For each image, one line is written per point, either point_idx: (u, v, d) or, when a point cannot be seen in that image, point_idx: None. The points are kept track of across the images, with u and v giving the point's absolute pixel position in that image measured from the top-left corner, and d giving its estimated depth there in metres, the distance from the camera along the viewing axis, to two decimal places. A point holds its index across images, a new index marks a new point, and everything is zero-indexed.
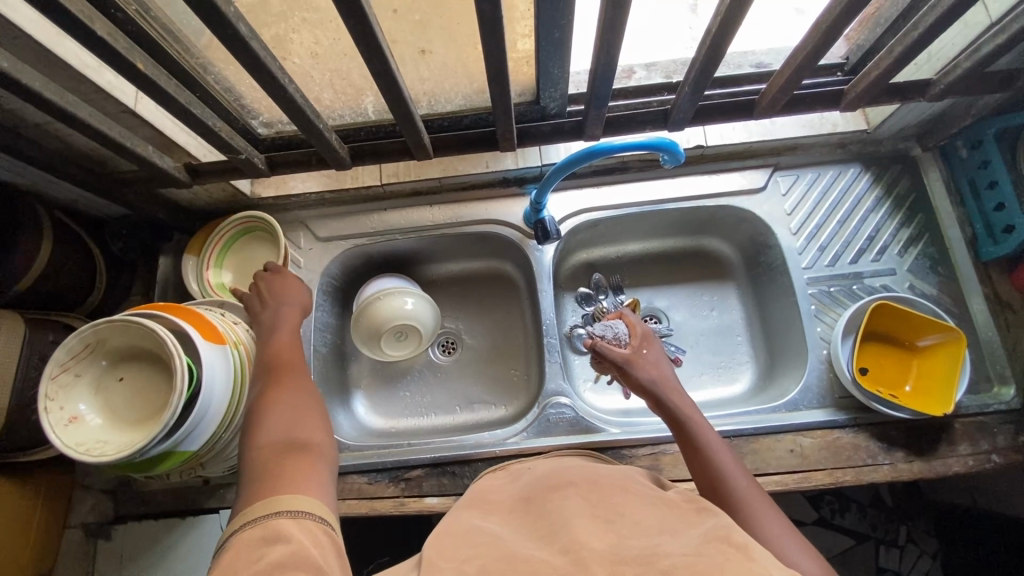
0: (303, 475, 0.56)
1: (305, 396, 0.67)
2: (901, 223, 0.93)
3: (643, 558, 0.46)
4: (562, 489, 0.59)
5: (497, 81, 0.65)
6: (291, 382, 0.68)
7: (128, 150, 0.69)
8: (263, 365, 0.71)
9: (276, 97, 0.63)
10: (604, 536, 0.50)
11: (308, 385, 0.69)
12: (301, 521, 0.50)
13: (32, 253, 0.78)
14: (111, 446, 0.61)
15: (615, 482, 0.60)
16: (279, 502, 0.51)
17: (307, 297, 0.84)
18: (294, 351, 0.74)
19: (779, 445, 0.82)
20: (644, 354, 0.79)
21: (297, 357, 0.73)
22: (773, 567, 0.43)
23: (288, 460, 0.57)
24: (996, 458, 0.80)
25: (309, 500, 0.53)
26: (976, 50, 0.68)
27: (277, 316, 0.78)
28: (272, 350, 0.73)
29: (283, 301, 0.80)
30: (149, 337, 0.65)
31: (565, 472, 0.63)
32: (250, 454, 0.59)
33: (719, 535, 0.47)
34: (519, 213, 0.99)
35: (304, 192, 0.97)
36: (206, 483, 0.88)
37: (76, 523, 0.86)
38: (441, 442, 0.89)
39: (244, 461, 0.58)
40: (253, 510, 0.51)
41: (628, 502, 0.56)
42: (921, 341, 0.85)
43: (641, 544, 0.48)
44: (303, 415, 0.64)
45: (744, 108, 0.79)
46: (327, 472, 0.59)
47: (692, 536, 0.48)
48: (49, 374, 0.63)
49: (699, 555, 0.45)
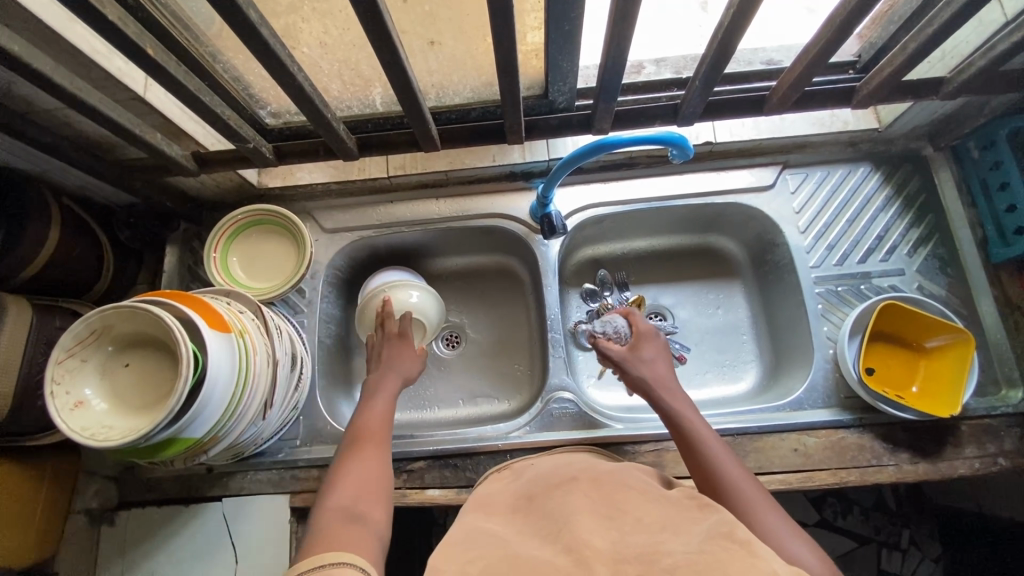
0: (351, 541, 0.55)
1: (378, 465, 0.69)
2: (911, 222, 0.92)
3: (644, 557, 0.46)
4: (561, 486, 0.59)
5: (505, 72, 0.65)
6: (369, 450, 0.70)
7: (137, 137, 0.69)
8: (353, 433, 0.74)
9: (284, 86, 0.63)
10: (607, 533, 0.50)
11: (384, 458, 0.70)
12: (342, 570, 0.48)
13: (41, 239, 0.78)
14: (116, 431, 0.62)
15: (617, 479, 0.60)
16: (323, 558, 0.50)
17: (415, 369, 0.87)
18: (383, 421, 0.76)
19: (783, 444, 0.82)
20: (642, 352, 0.80)
21: (384, 429, 0.75)
22: (777, 566, 0.43)
23: (343, 526, 0.57)
24: (1003, 461, 0.80)
25: (351, 556, 0.51)
26: (992, 48, 0.67)
27: (384, 379, 0.83)
28: (370, 415, 0.77)
29: (391, 368, 0.85)
30: (155, 323, 0.65)
31: (565, 469, 0.64)
32: (316, 517, 0.60)
33: (722, 532, 0.47)
34: (525, 208, 0.99)
35: (311, 182, 0.98)
36: (210, 471, 0.89)
37: (79, 509, 0.86)
38: (444, 435, 0.89)
39: (310, 522, 0.60)
40: (300, 565, 0.50)
41: (631, 498, 0.56)
42: (928, 343, 0.84)
43: (641, 541, 0.48)
44: (370, 486, 0.65)
45: (753, 104, 0.79)
46: (376, 545, 0.57)
47: (696, 534, 0.48)
48: (55, 359, 0.63)
49: (702, 553, 0.44)
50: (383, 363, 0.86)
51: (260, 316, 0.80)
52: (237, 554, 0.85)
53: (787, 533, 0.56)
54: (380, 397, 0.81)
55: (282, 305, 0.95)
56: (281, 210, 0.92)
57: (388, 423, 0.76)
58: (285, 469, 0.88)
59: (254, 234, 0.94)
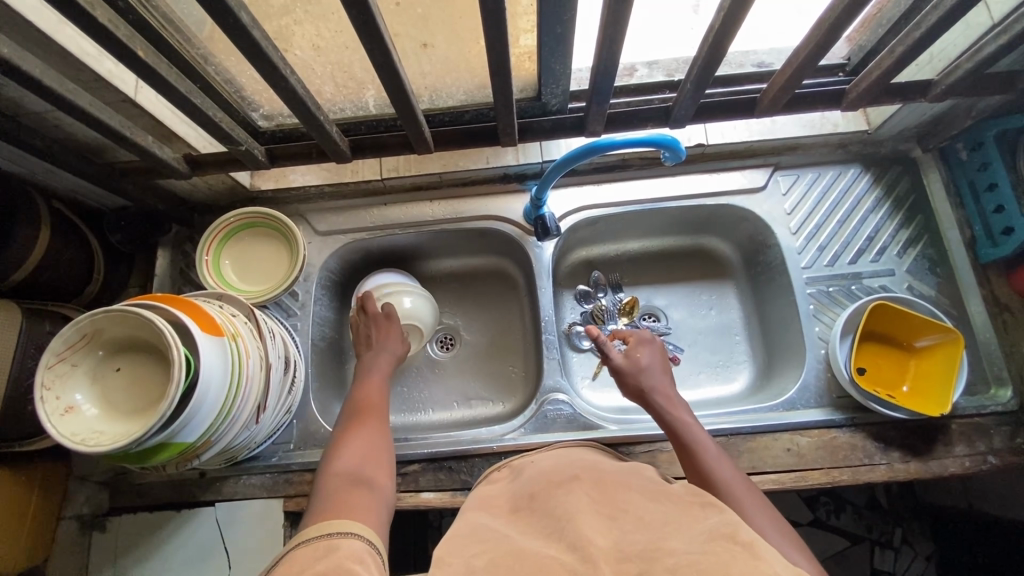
0: (359, 509, 0.58)
1: (380, 437, 0.73)
2: (900, 223, 0.93)
3: (646, 555, 0.46)
4: (559, 485, 0.59)
5: (498, 74, 0.65)
6: (371, 422, 0.75)
7: (128, 139, 0.69)
8: (354, 410, 0.77)
9: (277, 88, 0.63)
10: (609, 530, 0.50)
11: (385, 431, 0.74)
12: (352, 541, 0.51)
13: (30, 243, 0.77)
14: (107, 436, 0.61)
15: (618, 478, 0.60)
16: (333, 526, 0.53)
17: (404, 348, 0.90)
18: (380, 395, 0.81)
19: (776, 444, 0.82)
20: (639, 356, 0.81)
21: (382, 404, 0.79)
22: (779, 568, 0.43)
23: (350, 494, 0.61)
24: (993, 459, 0.81)
25: (359, 526, 0.54)
26: (978, 51, 0.68)
27: (373, 359, 0.86)
28: (368, 387, 0.81)
29: (381, 348, 0.87)
30: (148, 327, 0.65)
31: (564, 467, 0.64)
32: (323, 480, 0.65)
33: (724, 532, 0.47)
34: (519, 210, 0.99)
35: (304, 185, 0.98)
36: (202, 476, 0.88)
37: (70, 515, 0.85)
38: (439, 437, 0.89)
39: (319, 483, 0.65)
40: (310, 531, 0.53)
41: (630, 495, 0.56)
42: (919, 341, 0.85)
43: (645, 538, 0.49)
44: (372, 455, 0.69)
45: (745, 106, 0.79)
46: (383, 513, 0.61)
47: (697, 534, 0.48)
48: (45, 364, 0.62)
49: (704, 554, 0.44)
50: (375, 342, 0.88)
51: (252, 319, 0.80)
52: (230, 561, 0.84)
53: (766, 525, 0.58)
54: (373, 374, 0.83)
55: (274, 308, 0.95)
56: (280, 214, 0.93)
57: (385, 399, 0.81)
58: (279, 473, 0.88)
59: (245, 237, 0.94)
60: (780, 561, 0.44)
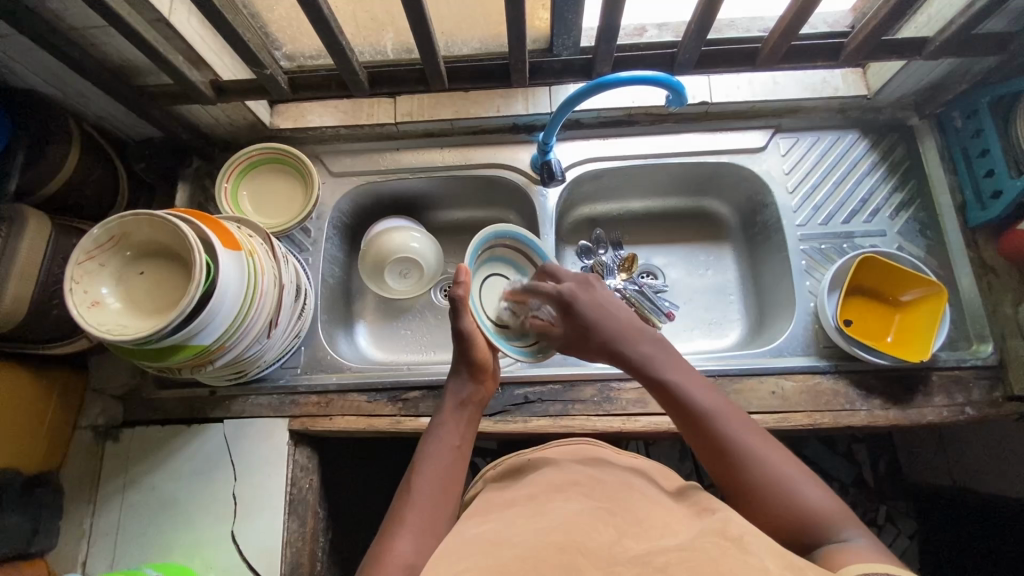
0: None
1: (434, 497, 0.66)
2: (894, 187, 0.96)
3: (639, 558, 0.50)
4: (560, 488, 0.61)
5: (513, 9, 0.69)
6: (438, 484, 0.68)
7: (160, 57, 0.73)
8: (427, 466, 0.69)
9: (303, 4, 0.66)
10: (604, 530, 0.54)
11: (446, 491, 0.68)
12: None
13: (61, 160, 0.82)
14: (130, 329, 0.66)
15: (621, 484, 0.63)
16: None
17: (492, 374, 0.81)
18: (456, 442, 0.73)
19: (762, 387, 0.86)
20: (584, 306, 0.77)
21: (451, 456, 0.71)
22: (767, 561, 0.47)
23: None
24: (970, 410, 0.84)
25: None
26: (971, 7, 0.72)
27: (463, 395, 0.77)
28: (449, 436, 0.73)
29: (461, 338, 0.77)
30: (173, 234, 0.69)
31: (566, 468, 0.66)
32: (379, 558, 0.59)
33: (716, 529, 0.52)
34: (525, 160, 1.02)
35: (320, 125, 1.01)
36: (213, 394, 0.92)
37: (85, 425, 0.91)
38: (439, 367, 0.93)
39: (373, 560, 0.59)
40: None
41: (635, 503, 0.59)
42: (904, 296, 0.88)
43: (639, 544, 0.52)
44: (428, 528, 0.64)
45: (747, 57, 0.83)
46: None
47: (687, 531, 0.54)
48: (76, 260, 0.66)
49: (691, 549, 0.50)
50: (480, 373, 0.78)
51: (268, 242, 0.83)
52: (237, 473, 0.88)
53: (794, 479, 0.60)
54: (448, 429, 0.73)
55: (288, 243, 0.99)
56: (299, 153, 0.96)
57: (460, 450, 0.72)
58: (285, 395, 0.91)
59: (263, 173, 0.98)
60: (767, 552, 0.48)
